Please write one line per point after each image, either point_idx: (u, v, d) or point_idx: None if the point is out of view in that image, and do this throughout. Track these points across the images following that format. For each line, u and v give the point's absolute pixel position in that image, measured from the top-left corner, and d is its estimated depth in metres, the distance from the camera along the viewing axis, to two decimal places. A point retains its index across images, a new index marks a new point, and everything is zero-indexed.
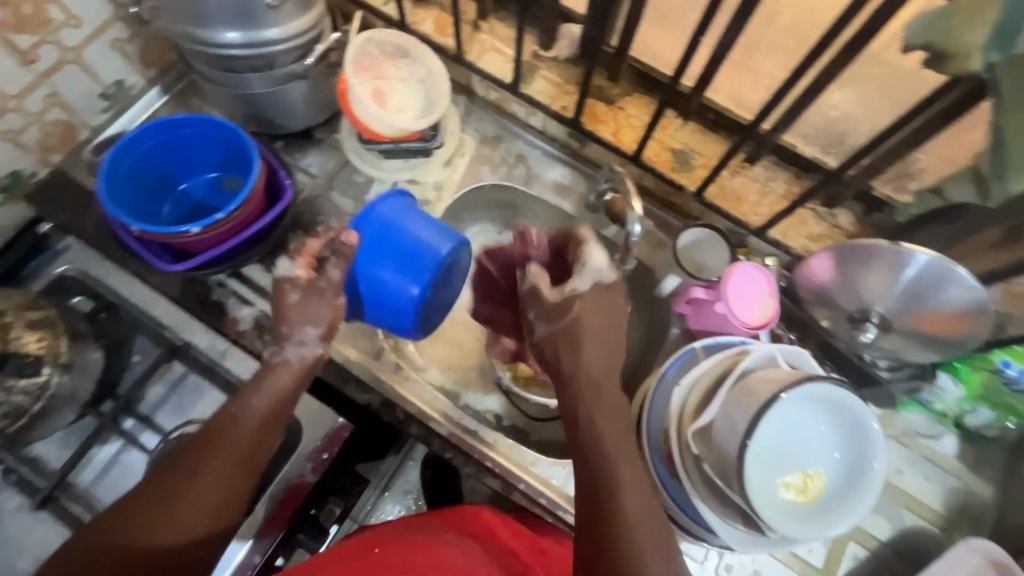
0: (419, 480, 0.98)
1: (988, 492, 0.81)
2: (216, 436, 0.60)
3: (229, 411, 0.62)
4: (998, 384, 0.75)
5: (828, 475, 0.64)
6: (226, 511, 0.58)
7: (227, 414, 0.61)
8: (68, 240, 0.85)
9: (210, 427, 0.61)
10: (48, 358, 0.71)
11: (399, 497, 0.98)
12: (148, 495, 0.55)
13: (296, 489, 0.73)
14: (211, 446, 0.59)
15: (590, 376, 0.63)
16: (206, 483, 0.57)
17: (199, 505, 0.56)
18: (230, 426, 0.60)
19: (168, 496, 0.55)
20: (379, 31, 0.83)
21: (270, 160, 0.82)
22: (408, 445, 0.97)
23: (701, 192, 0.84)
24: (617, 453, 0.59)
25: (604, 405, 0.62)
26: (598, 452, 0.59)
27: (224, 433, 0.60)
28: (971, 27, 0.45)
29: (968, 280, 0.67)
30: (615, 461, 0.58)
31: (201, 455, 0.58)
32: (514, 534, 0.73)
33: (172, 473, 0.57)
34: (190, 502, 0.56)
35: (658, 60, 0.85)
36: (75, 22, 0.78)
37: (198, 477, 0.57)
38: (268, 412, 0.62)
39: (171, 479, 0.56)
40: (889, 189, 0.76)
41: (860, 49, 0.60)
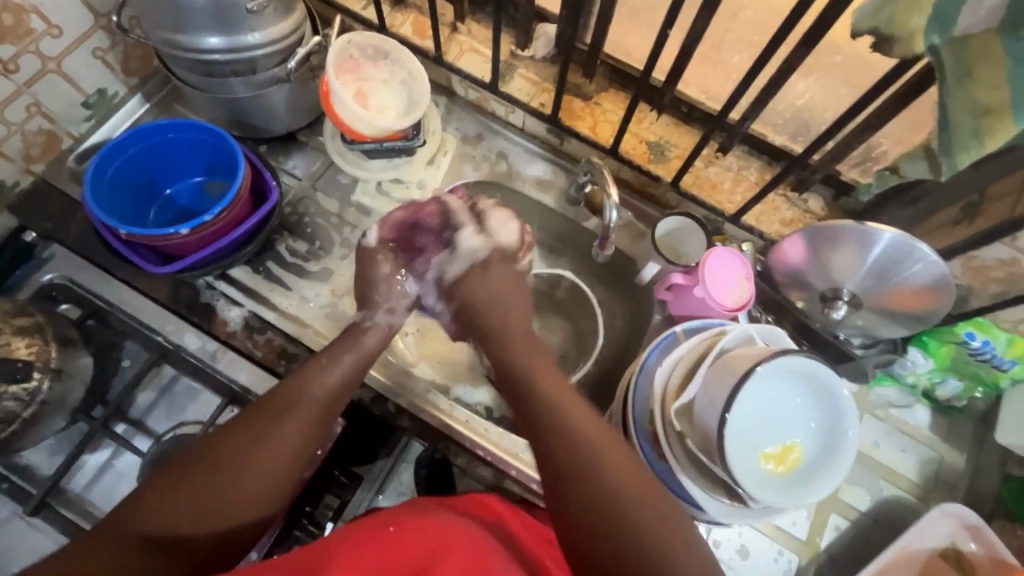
0: (412, 482, 0.95)
1: (961, 460, 0.85)
2: (278, 411, 0.60)
3: (300, 389, 0.63)
4: (966, 356, 0.79)
5: (805, 444, 0.67)
6: (274, 495, 0.57)
7: (290, 390, 0.63)
8: (54, 248, 0.84)
9: (278, 402, 0.62)
10: (38, 364, 0.71)
11: (394, 500, 0.94)
12: (203, 466, 0.54)
13: None
14: (276, 420, 0.59)
15: (513, 354, 0.69)
16: (271, 456, 0.57)
17: (260, 481, 0.56)
18: (296, 401, 0.62)
19: (226, 468, 0.54)
20: (358, 34, 0.85)
21: (255, 162, 0.83)
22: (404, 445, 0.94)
23: (677, 182, 0.87)
24: (567, 414, 0.58)
25: (544, 385, 0.62)
26: (554, 424, 0.57)
27: (290, 408, 0.61)
28: (913, 14, 0.44)
29: (930, 257, 0.70)
30: (578, 428, 0.56)
31: (264, 428, 0.58)
32: (519, 522, 0.71)
33: (229, 446, 0.56)
34: (250, 476, 0.55)
35: (630, 56, 0.88)
36: (55, 31, 0.79)
37: (262, 451, 0.57)
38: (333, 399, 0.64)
39: (230, 451, 0.56)
40: (855, 173, 0.80)
41: (817, 39, 0.63)
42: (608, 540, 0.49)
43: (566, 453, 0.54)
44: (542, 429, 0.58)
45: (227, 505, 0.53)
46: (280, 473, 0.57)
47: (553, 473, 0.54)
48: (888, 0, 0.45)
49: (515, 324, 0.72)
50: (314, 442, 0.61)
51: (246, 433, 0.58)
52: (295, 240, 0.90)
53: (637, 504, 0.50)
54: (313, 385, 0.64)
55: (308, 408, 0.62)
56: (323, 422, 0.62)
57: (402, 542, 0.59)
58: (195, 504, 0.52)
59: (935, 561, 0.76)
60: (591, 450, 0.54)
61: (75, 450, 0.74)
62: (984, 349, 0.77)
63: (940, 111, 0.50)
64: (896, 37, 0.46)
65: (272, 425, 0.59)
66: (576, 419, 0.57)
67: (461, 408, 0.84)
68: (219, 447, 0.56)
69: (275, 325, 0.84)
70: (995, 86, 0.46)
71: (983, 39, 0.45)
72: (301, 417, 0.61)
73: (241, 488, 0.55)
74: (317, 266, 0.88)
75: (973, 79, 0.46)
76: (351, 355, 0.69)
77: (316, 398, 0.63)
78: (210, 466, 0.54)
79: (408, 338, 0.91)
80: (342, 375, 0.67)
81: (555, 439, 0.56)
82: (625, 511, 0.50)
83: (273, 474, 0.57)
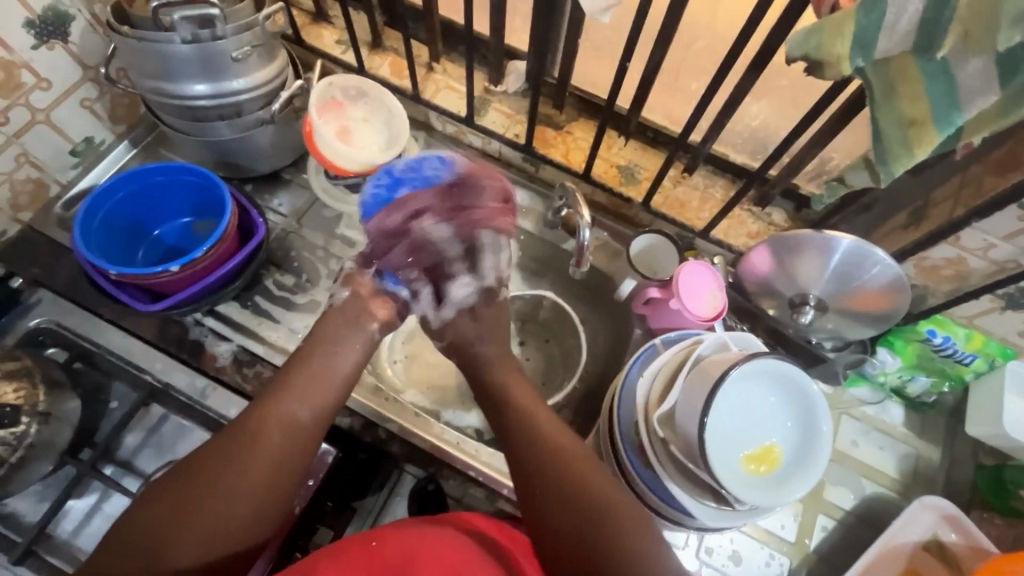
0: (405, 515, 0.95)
1: (937, 454, 0.88)
2: (261, 424, 0.61)
3: (293, 393, 0.64)
4: (931, 353, 0.84)
5: (784, 445, 0.70)
6: (264, 503, 0.57)
7: (267, 401, 0.63)
8: (40, 294, 0.85)
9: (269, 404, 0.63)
10: (26, 408, 0.71)
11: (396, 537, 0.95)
12: (185, 486, 0.55)
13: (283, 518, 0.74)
14: (248, 433, 0.60)
15: (504, 388, 0.71)
16: (247, 474, 0.57)
17: (243, 497, 0.56)
18: (281, 415, 0.62)
19: (204, 489, 0.55)
20: (340, 77, 0.90)
21: (242, 201, 0.86)
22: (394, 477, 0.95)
23: (647, 202, 0.92)
24: (568, 446, 0.62)
25: (544, 424, 0.65)
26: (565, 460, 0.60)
27: (272, 424, 0.61)
28: (836, 40, 0.49)
29: (884, 260, 0.74)
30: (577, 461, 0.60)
31: (247, 445, 0.59)
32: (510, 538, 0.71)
33: (211, 462, 0.57)
34: (225, 489, 0.56)
35: (596, 87, 0.94)
36: (45, 84, 0.82)
37: (236, 461, 0.57)
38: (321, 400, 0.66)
39: (208, 463, 0.57)
40: (812, 186, 0.86)
41: (762, 65, 0.68)
42: (592, 564, 0.54)
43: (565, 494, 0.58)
44: (543, 468, 0.61)
45: (202, 527, 0.54)
46: (261, 485, 0.58)
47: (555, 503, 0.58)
48: (815, 29, 0.50)
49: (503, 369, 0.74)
50: (301, 448, 0.61)
51: (217, 447, 0.58)
52: (282, 274, 0.92)
53: (630, 536, 0.54)
54: (288, 396, 0.64)
55: (285, 420, 0.62)
56: (306, 432, 0.63)
57: (385, 553, 0.63)
58: (174, 528, 0.53)
59: (919, 553, 0.78)
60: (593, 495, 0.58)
61: (62, 493, 0.74)
62: (946, 345, 0.82)
63: (875, 124, 0.56)
64: (827, 61, 0.50)
65: (245, 439, 0.59)
66: (580, 456, 0.61)
67: (451, 430, 0.85)
68: (208, 462, 0.57)
69: (264, 358, 0.85)
70: (916, 100, 0.51)
71: (901, 60, 0.50)
72: (278, 427, 0.61)
73: (216, 504, 0.55)
74: (305, 298, 0.90)
75: (897, 96, 0.52)
76: (322, 359, 0.69)
77: (293, 412, 0.63)
78: (189, 481, 0.56)
79: (397, 365, 0.95)
80: (331, 386, 0.67)
81: (559, 475, 0.59)
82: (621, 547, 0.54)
83: (249, 486, 0.57)
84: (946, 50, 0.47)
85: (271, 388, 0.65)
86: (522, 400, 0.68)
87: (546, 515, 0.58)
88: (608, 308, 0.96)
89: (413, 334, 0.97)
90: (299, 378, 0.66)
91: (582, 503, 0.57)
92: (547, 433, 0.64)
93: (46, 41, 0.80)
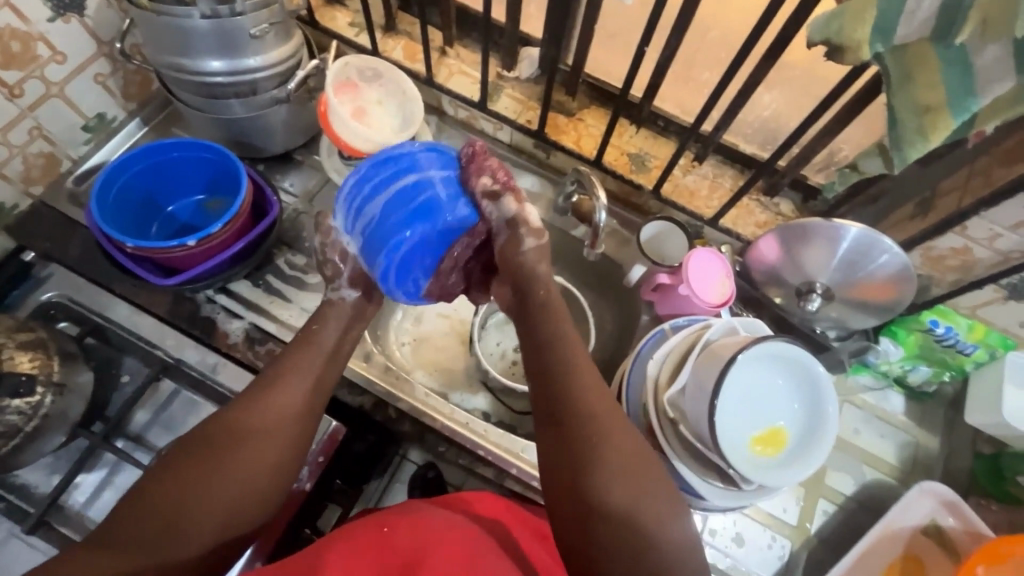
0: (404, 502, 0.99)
1: (936, 443, 0.90)
2: (274, 399, 0.61)
3: (300, 365, 0.65)
4: (932, 343, 0.85)
5: (790, 427, 0.71)
6: (279, 475, 0.59)
7: (276, 380, 0.63)
8: (52, 267, 0.87)
9: (276, 375, 0.64)
10: (40, 378, 0.72)
11: None
12: (202, 459, 0.56)
13: (292, 499, 0.77)
14: (264, 409, 0.61)
15: (537, 342, 0.63)
16: (265, 449, 0.58)
17: (262, 469, 0.58)
18: (293, 388, 0.63)
19: (223, 463, 0.56)
20: (357, 56, 0.90)
21: (257, 179, 0.86)
22: (393, 466, 1.00)
23: (657, 190, 0.93)
24: (599, 410, 0.57)
25: (589, 392, 0.58)
26: (591, 426, 0.56)
27: (285, 397, 0.62)
28: (858, 24, 0.50)
29: (893, 248, 0.75)
30: (601, 428, 0.56)
31: (258, 421, 0.60)
32: (516, 519, 0.72)
33: (229, 436, 0.58)
34: (245, 473, 0.56)
35: (608, 75, 0.95)
36: (60, 58, 0.82)
37: (258, 439, 0.58)
38: (323, 366, 0.67)
39: (228, 440, 0.57)
40: (820, 178, 0.88)
41: (778, 54, 0.69)
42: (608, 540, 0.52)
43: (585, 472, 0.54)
44: (573, 430, 0.56)
45: (220, 499, 0.55)
46: (278, 457, 0.59)
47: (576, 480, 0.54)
48: (837, 13, 0.50)
49: (562, 307, 0.65)
50: (308, 419, 0.63)
51: (231, 426, 0.59)
52: (294, 253, 0.92)
53: (643, 517, 0.52)
54: (299, 372, 0.65)
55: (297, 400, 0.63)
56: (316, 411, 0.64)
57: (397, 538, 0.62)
58: (192, 499, 0.54)
59: (918, 537, 0.80)
60: (619, 472, 0.54)
61: (75, 466, 0.75)
62: (948, 335, 0.83)
63: (889, 111, 0.56)
64: (847, 46, 0.51)
65: (256, 420, 0.60)
66: (604, 422, 0.56)
67: (461, 411, 0.86)
68: (225, 436, 0.58)
69: (276, 336, 0.85)
70: (933, 86, 0.52)
71: (918, 47, 0.51)
72: (290, 407, 0.62)
73: (235, 486, 0.56)
74: (316, 278, 0.90)
75: (913, 82, 0.53)
76: (333, 331, 0.70)
77: (302, 384, 0.64)
78: (211, 458, 0.56)
79: (405, 348, 0.95)
80: (329, 353, 0.68)
81: (585, 441, 0.55)
82: (640, 526, 0.52)
83: (270, 462, 0.58)
84: (966, 35, 0.48)
85: (281, 359, 0.66)
86: (559, 356, 0.61)
87: (564, 487, 0.55)
88: (615, 294, 0.98)
89: (422, 317, 0.98)
90: (308, 353, 0.67)
91: (597, 480, 0.54)
92: (586, 403, 0.57)
93: (62, 14, 0.79)
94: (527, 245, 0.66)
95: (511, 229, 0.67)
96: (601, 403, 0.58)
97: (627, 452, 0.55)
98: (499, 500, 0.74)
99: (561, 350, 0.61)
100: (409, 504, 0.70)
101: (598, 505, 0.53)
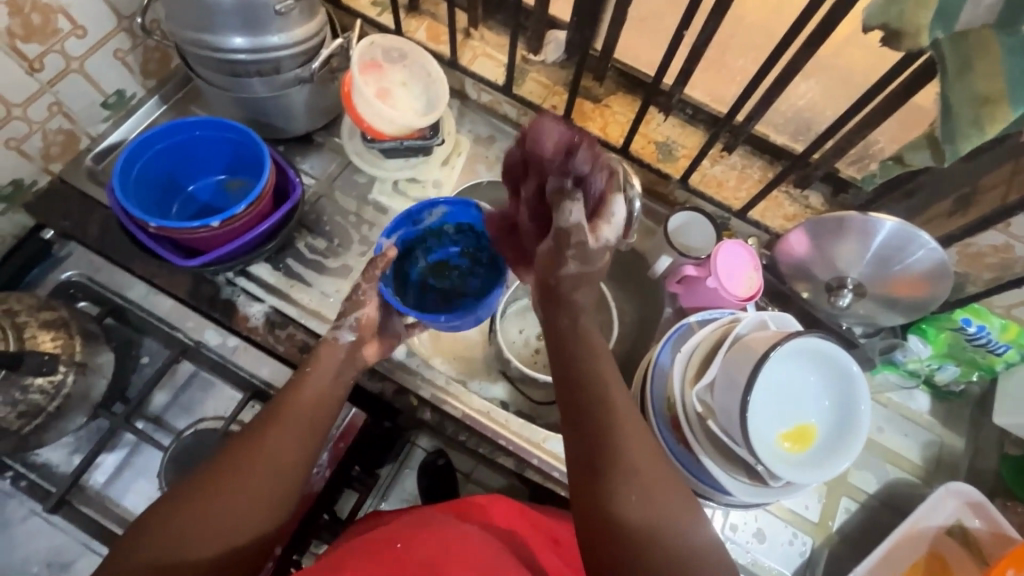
0: (416, 489, 0.98)
1: (961, 442, 0.89)
2: (278, 419, 0.62)
3: (306, 385, 0.66)
4: (962, 342, 0.83)
5: (820, 424, 0.70)
6: (284, 487, 0.58)
7: (283, 403, 0.64)
8: (71, 246, 0.88)
9: (283, 398, 0.65)
10: (63, 357, 0.72)
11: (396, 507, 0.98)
12: (213, 475, 0.56)
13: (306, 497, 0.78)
14: (269, 426, 0.61)
15: (564, 350, 0.66)
16: (269, 462, 0.58)
17: (267, 482, 0.57)
18: (295, 407, 0.64)
19: (231, 477, 0.56)
20: (382, 36, 0.87)
21: (280, 161, 0.84)
22: (405, 450, 0.98)
23: (685, 179, 0.91)
24: (615, 417, 0.58)
25: (605, 410, 0.58)
26: (601, 437, 0.57)
27: (289, 415, 0.63)
28: (921, 10, 0.48)
29: (931, 244, 0.73)
30: (612, 437, 0.56)
31: (265, 437, 0.60)
32: (531, 528, 0.71)
33: (237, 453, 0.58)
34: (249, 485, 0.56)
35: (638, 61, 0.92)
36: (80, 32, 0.80)
37: (263, 453, 0.58)
38: (330, 386, 0.68)
39: (237, 456, 0.58)
40: (853, 170, 0.85)
41: (822, 40, 0.67)
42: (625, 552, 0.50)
43: (601, 479, 0.54)
44: (585, 446, 0.57)
45: (228, 510, 0.54)
46: (282, 470, 0.59)
47: (591, 487, 0.55)
48: None
49: (593, 329, 0.67)
50: (313, 436, 0.63)
51: (242, 443, 0.59)
52: (314, 237, 0.90)
53: (656, 529, 0.51)
54: (303, 391, 0.66)
55: (302, 417, 0.63)
56: (317, 426, 0.64)
57: (411, 555, 0.55)
58: (201, 512, 0.53)
59: (942, 538, 0.79)
60: (631, 484, 0.53)
61: (97, 445, 0.76)
62: (980, 335, 0.81)
63: (942, 101, 0.54)
64: (906, 32, 0.49)
65: (261, 439, 0.60)
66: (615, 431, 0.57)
67: (482, 399, 0.85)
68: (236, 452, 0.58)
69: (296, 320, 0.84)
70: (994, 76, 0.49)
71: (980, 36, 0.49)
72: (291, 423, 0.62)
73: (241, 498, 0.55)
74: (337, 262, 0.89)
75: (973, 71, 0.50)
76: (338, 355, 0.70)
77: (308, 402, 0.65)
78: (221, 473, 0.56)
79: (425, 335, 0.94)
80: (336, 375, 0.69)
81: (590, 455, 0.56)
82: (656, 536, 0.51)
83: (275, 472, 0.58)
84: None
85: (289, 384, 0.67)
86: (570, 375, 0.63)
87: (582, 503, 0.55)
88: (638, 285, 0.97)
89: None
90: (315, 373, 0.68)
91: (614, 494, 0.53)
92: (597, 417, 0.58)
93: None
94: (569, 269, 0.67)
95: (559, 245, 0.66)
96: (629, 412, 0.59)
97: (638, 468, 0.55)
98: (513, 505, 0.72)
99: (577, 370, 0.63)
100: (417, 514, 0.64)
101: (614, 517, 0.52)
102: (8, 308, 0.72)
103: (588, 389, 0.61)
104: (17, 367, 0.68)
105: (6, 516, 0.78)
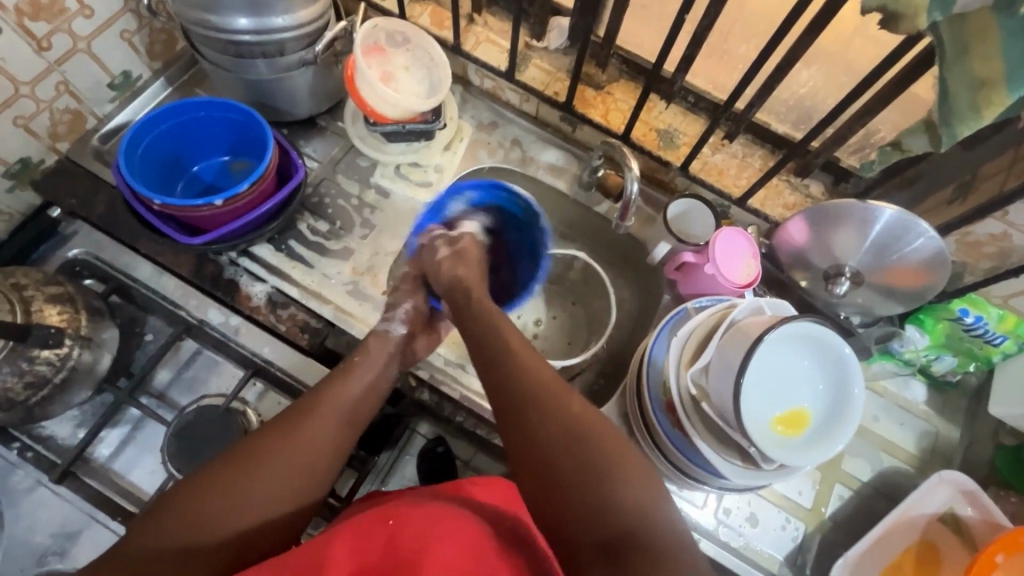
0: (415, 474, 0.94)
1: (956, 432, 0.89)
2: (303, 416, 0.62)
3: (336, 385, 0.67)
4: (959, 332, 0.84)
5: (815, 409, 0.70)
6: (305, 483, 0.59)
7: (313, 399, 0.64)
8: (76, 225, 0.90)
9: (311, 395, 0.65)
10: (69, 331, 0.73)
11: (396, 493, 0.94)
12: (236, 463, 0.56)
13: None
14: (293, 421, 0.61)
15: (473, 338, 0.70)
16: (290, 458, 0.59)
17: (286, 475, 0.58)
18: (320, 406, 0.64)
19: (251, 466, 0.56)
20: (384, 19, 0.88)
21: (283, 142, 0.85)
22: (405, 437, 0.95)
23: (685, 167, 0.91)
24: (561, 401, 0.58)
25: (556, 395, 0.59)
26: (564, 422, 0.56)
27: (315, 412, 0.63)
28: None
29: (929, 232, 0.73)
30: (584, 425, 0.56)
31: (290, 432, 0.60)
32: None
33: (257, 444, 0.59)
34: (269, 475, 0.57)
35: (640, 48, 0.93)
36: (87, 12, 0.81)
37: (286, 448, 0.59)
38: (363, 390, 0.68)
39: (257, 446, 0.58)
40: (853, 160, 0.86)
41: (822, 27, 0.67)
42: (604, 536, 0.48)
43: (586, 461, 0.53)
44: (538, 433, 0.56)
45: (245, 500, 0.55)
46: (302, 463, 0.59)
47: (577, 469, 0.53)
48: None
49: (503, 317, 0.70)
50: (338, 434, 0.63)
51: (264, 434, 0.60)
52: (316, 219, 0.91)
53: (633, 512, 0.49)
54: (333, 392, 0.66)
55: (328, 417, 0.63)
56: (343, 425, 0.64)
57: (407, 532, 0.54)
58: (219, 499, 0.54)
59: (934, 525, 0.79)
60: (613, 469, 0.52)
61: (101, 419, 0.77)
62: (977, 325, 0.81)
63: (940, 85, 0.54)
64: (903, 14, 0.50)
65: (284, 433, 0.60)
66: (575, 416, 0.57)
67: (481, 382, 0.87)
68: (256, 442, 0.59)
69: (297, 300, 0.85)
70: (989, 59, 0.50)
71: (978, 17, 0.49)
72: (317, 419, 0.62)
73: (259, 488, 0.56)
74: (339, 245, 0.90)
75: (970, 54, 0.51)
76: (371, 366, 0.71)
77: (335, 401, 0.65)
78: (242, 461, 0.57)
79: None
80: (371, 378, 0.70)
81: (558, 439, 0.55)
82: (631, 521, 0.49)
83: (293, 464, 0.58)
84: None
85: (320, 382, 0.68)
86: (504, 366, 0.64)
87: (541, 490, 0.53)
88: (637, 273, 0.98)
89: None
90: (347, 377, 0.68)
91: (602, 477, 0.52)
92: (542, 403, 0.58)
93: None
94: (443, 252, 0.80)
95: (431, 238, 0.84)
96: (591, 420, 0.57)
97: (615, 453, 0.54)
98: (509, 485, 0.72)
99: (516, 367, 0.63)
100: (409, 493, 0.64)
101: (603, 501, 0.50)
102: (15, 282, 0.73)
103: (535, 398, 0.59)
104: (24, 338, 0.70)
105: (11, 487, 0.80)
